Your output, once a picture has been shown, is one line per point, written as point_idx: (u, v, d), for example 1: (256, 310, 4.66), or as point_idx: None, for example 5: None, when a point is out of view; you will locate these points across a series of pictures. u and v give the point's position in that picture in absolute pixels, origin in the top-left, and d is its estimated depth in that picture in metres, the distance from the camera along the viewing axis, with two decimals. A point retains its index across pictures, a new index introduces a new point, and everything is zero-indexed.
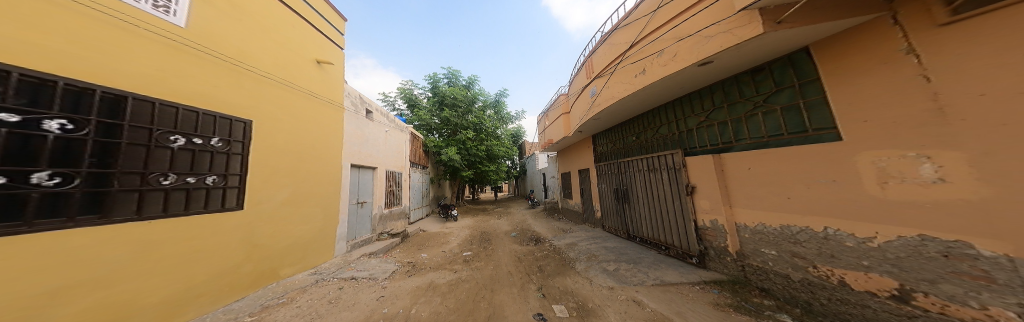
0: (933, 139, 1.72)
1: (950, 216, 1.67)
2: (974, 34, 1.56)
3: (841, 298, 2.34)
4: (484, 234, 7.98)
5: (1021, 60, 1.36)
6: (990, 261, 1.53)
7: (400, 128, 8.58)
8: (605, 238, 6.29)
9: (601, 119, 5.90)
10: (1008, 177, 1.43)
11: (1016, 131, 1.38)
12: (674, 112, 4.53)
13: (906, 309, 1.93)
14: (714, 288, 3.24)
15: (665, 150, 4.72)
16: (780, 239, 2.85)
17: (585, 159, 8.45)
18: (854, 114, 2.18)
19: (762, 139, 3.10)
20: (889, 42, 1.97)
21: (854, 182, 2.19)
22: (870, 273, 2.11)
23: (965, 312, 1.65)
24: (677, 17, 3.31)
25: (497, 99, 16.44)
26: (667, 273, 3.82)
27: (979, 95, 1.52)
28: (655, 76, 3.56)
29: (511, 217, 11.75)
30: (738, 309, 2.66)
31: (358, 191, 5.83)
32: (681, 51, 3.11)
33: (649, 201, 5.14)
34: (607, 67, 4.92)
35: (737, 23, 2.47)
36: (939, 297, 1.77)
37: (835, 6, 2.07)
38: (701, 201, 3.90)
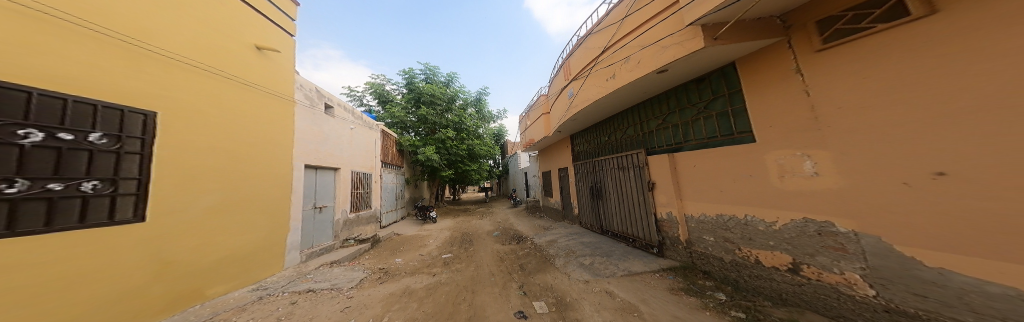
0: (814, 141, 2.15)
1: (824, 202, 2.10)
2: (837, 59, 1.98)
3: (757, 273, 2.80)
4: (465, 235, 7.79)
5: (867, 80, 1.78)
6: (846, 235, 1.97)
7: (369, 126, 7.91)
8: (581, 234, 6.59)
9: (579, 120, 6.15)
10: (858, 171, 1.85)
11: (866, 136, 1.79)
12: (638, 115, 4.94)
13: (797, 279, 2.40)
14: (670, 274, 3.63)
15: (631, 150, 5.12)
16: (716, 227, 3.30)
17: (563, 158, 8.72)
18: (763, 120, 2.62)
19: (702, 140, 3.53)
20: (784, 62, 2.42)
21: (764, 176, 2.62)
22: (775, 252, 2.57)
23: (832, 277, 2.11)
24: (640, 26, 3.60)
25: (480, 97, 15.96)
26: (634, 263, 4.15)
27: (840, 107, 1.95)
28: (622, 80, 3.85)
29: (492, 217, 11.64)
30: (687, 292, 3.05)
31: (316, 195, 5.27)
32: (643, 59, 3.40)
33: (619, 197, 5.52)
34: (583, 70, 5.17)
35: (687, 36, 2.75)
36: (816, 267, 2.22)
37: (751, 29, 2.48)
38: (659, 196, 4.31)
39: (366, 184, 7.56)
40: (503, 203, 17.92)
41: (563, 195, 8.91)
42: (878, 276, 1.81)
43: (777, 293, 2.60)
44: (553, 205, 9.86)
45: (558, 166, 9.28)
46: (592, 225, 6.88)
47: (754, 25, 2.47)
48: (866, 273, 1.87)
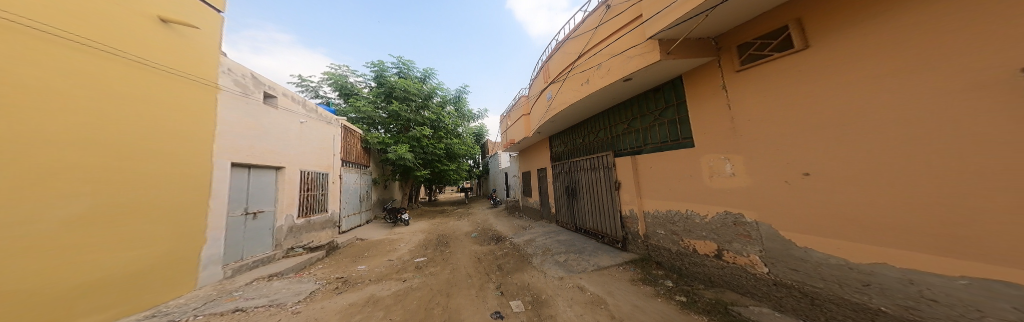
0: (742, 147, 2.58)
1: (745, 198, 2.55)
2: (753, 80, 2.46)
3: (693, 261, 3.25)
4: (438, 237, 7.47)
5: (781, 100, 2.22)
6: (751, 225, 2.52)
7: (321, 119, 7.00)
8: (556, 232, 6.81)
9: (557, 122, 6.33)
10: (772, 173, 2.29)
11: (782, 144, 2.21)
12: (608, 119, 5.29)
13: (720, 263, 2.88)
14: (631, 266, 3.99)
15: (601, 152, 5.45)
16: (665, 222, 3.73)
17: (542, 159, 8.91)
18: (702, 128, 3.05)
19: (656, 144, 3.94)
20: (713, 78, 2.92)
21: (701, 176, 3.07)
22: (705, 241, 3.05)
23: (741, 259, 2.64)
24: (609, 36, 3.85)
25: (459, 95, 15.36)
26: (602, 258, 4.43)
27: (761, 121, 2.38)
28: (595, 85, 4.10)
29: (469, 218, 11.40)
30: (644, 282, 3.41)
31: (249, 198, 4.56)
32: (612, 67, 3.66)
33: (591, 196, 5.80)
34: (561, 73, 5.36)
35: (647, 49, 3.05)
36: (733, 252, 2.72)
37: (694, 48, 2.88)
38: (624, 195, 4.67)
39: (320, 186, 6.87)
40: (481, 203, 17.67)
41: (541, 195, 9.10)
42: (771, 255, 2.36)
43: (707, 277, 3.08)
44: (531, 204, 10.02)
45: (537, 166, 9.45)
46: (566, 223, 7.14)
47: (696, 44, 2.87)
48: (762, 253, 2.43)
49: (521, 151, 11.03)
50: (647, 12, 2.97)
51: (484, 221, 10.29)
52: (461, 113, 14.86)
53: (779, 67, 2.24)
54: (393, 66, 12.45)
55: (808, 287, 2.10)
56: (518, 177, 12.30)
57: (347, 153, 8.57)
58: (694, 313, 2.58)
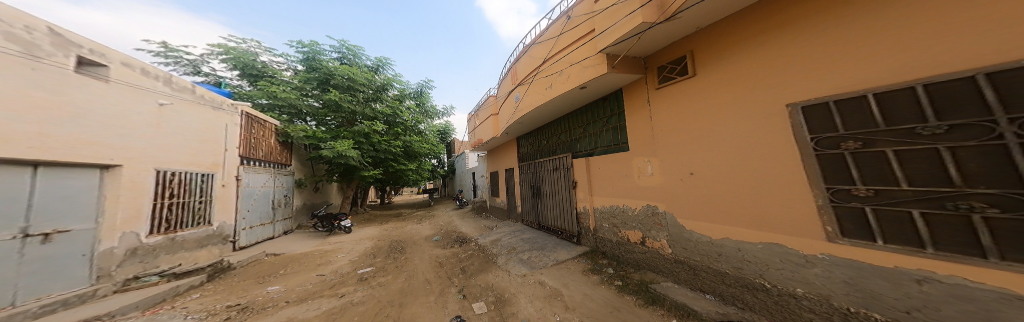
0: (668, 152, 3.13)
1: (671, 193, 3.09)
2: (667, 96, 3.13)
3: (627, 248, 3.85)
4: (392, 244, 6.78)
5: (687, 113, 2.86)
6: (662, 215, 3.23)
7: (207, 104, 5.19)
8: (521, 230, 6.94)
9: (524, 124, 6.47)
10: (688, 172, 2.86)
11: (696, 150, 2.78)
12: (565, 123, 5.66)
13: (642, 248, 3.52)
14: (584, 258, 4.38)
15: (561, 153, 5.76)
16: (608, 216, 4.28)
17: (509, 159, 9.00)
18: (641, 134, 3.55)
19: (603, 148, 4.41)
20: (640, 92, 3.56)
21: (641, 176, 3.57)
22: (633, 230, 3.71)
23: (655, 243, 3.33)
24: (567, 46, 4.13)
25: (422, 89, 14.29)
26: (559, 252, 4.68)
27: (681, 131, 2.95)
28: (555, 90, 4.36)
29: (433, 220, 10.77)
30: (593, 271, 3.80)
31: (42, 209, 3.12)
32: (571, 74, 3.94)
33: (550, 196, 6.09)
34: (527, 76, 5.52)
35: (597, 61, 3.40)
36: (651, 238, 3.40)
37: (630, 65, 3.42)
38: (578, 193, 5.04)
39: (196, 190, 5.01)
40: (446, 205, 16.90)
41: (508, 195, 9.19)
42: (673, 239, 3.07)
43: (634, 261, 3.71)
44: (498, 204, 10.03)
45: (504, 166, 9.49)
46: (530, 221, 7.25)
47: (631, 62, 3.42)
48: (668, 238, 3.14)
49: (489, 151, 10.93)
50: (600, 27, 3.26)
51: (449, 223, 9.86)
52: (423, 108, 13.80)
53: (686, 89, 2.88)
54: (333, 49, 10.76)
55: (693, 261, 2.84)
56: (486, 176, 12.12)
57: (247, 148, 6.45)
58: (627, 294, 3.06)
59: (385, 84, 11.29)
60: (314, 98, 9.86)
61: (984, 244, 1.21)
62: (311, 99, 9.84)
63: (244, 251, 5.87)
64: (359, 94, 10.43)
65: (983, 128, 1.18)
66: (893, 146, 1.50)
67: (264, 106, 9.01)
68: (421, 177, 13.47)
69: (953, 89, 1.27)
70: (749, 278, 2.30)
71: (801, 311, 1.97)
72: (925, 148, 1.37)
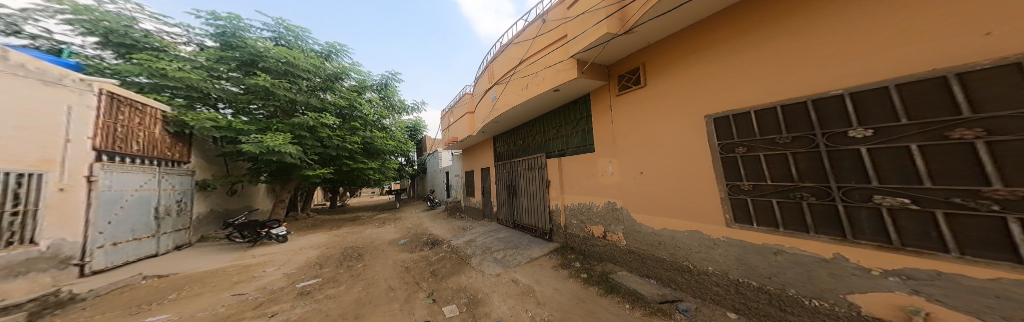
0: (631, 153, 3.40)
1: (634, 191, 3.36)
2: (627, 103, 3.47)
3: (590, 241, 4.17)
4: (352, 250, 6.18)
5: (646, 119, 3.19)
6: (619, 210, 3.62)
7: (29, 76, 3.53)
8: (495, 229, 6.87)
9: (500, 123, 6.40)
10: (648, 172, 3.15)
11: (654, 152, 3.07)
12: (539, 124, 5.76)
13: (603, 240, 3.89)
14: (556, 254, 4.52)
15: (536, 153, 5.83)
16: (575, 212, 4.53)
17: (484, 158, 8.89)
18: (608, 136, 3.79)
19: (573, 149, 4.61)
20: (603, 98, 3.88)
21: (608, 175, 3.81)
22: (595, 225, 4.07)
23: (614, 236, 3.71)
24: (541, 49, 4.18)
25: (386, 82, 13.21)
26: (533, 250, 4.74)
27: (643, 134, 3.23)
28: (531, 92, 4.39)
29: (399, 223, 10.12)
30: (563, 266, 3.96)
31: None
32: (545, 77, 4.01)
33: (525, 195, 6.15)
34: (504, 76, 5.46)
35: (569, 66, 3.54)
36: (611, 231, 3.77)
37: (597, 72, 3.66)
38: (552, 193, 5.16)
39: (7, 197, 3.31)
40: (415, 206, 16.08)
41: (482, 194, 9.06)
42: (629, 231, 3.45)
43: (595, 252, 4.04)
44: (472, 204, 9.85)
45: (479, 166, 9.35)
46: (505, 220, 7.22)
47: (597, 69, 3.66)
48: (624, 230, 3.53)
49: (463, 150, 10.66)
50: (572, 32, 3.36)
51: (417, 225, 9.36)
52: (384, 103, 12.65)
53: (643, 97, 3.23)
54: (264, 27, 8.72)
55: (642, 250, 3.25)
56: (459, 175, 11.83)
57: (110, 139, 4.56)
58: (592, 284, 3.28)
59: (337, 74, 9.93)
60: (230, 81, 7.77)
61: (811, 219, 1.87)
62: (225, 81, 7.73)
63: (95, 277, 4.10)
64: (301, 82, 8.78)
65: (810, 139, 1.85)
66: (764, 152, 2.14)
67: (143, 84, 6.43)
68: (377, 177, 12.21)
69: (822, 109, 1.79)
70: (680, 262, 2.80)
71: (711, 285, 2.52)
72: (783, 151, 2.01)
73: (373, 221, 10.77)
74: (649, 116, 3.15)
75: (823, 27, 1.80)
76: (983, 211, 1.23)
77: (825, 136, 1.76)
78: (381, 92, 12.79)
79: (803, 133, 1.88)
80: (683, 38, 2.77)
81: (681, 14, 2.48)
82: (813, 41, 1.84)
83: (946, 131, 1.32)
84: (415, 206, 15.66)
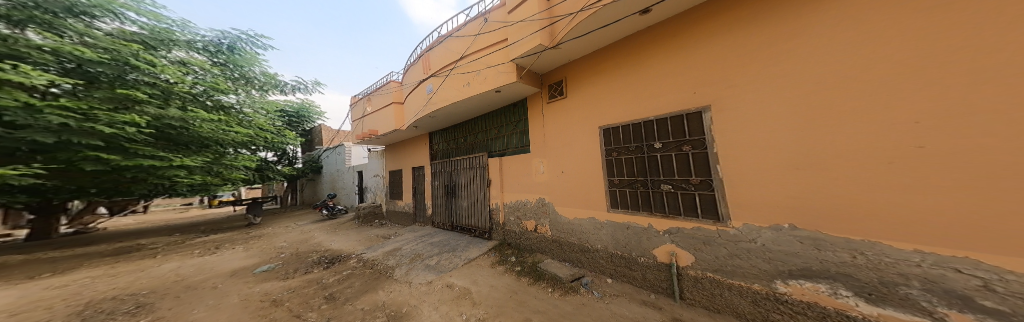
0: (558, 155, 3.83)
1: (560, 188, 3.80)
2: (556, 110, 3.86)
3: (518, 231, 4.61)
4: (189, 281, 4.26)
5: (570, 125, 3.65)
6: (542, 204, 4.14)
7: None
8: (431, 234, 6.36)
9: (436, 119, 5.97)
10: (572, 171, 3.62)
11: (576, 154, 3.55)
12: (479, 124, 5.73)
13: (529, 229, 4.38)
14: (494, 251, 4.60)
15: (478, 153, 5.75)
16: (513, 209, 4.74)
17: (416, 156, 8.12)
18: (540, 139, 4.14)
19: (511, 149, 4.83)
20: (538, 103, 4.20)
21: (540, 174, 4.16)
22: (523, 217, 4.51)
23: (540, 227, 4.17)
24: (482, 48, 4.15)
25: (221, 42, 9.42)
26: (472, 250, 4.67)
27: (568, 139, 3.68)
28: (472, 89, 4.30)
29: (284, 238, 7.79)
30: (501, 262, 4.08)
31: None
32: (487, 76, 4.01)
33: (466, 195, 5.97)
34: (442, 69, 5.14)
35: (509, 69, 3.66)
36: (536, 222, 4.24)
37: (533, 79, 3.93)
38: (493, 191, 5.21)
39: None
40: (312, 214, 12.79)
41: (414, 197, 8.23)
42: (552, 221, 3.94)
43: (522, 241, 4.51)
44: (401, 209, 8.79)
45: (409, 165, 8.43)
46: (442, 222, 6.80)
47: (533, 76, 3.93)
48: (547, 221, 4.03)
49: (391, 146, 9.39)
50: (512, 37, 3.49)
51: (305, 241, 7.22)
52: (219, 71, 8.84)
53: (568, 106, 3.68)
54: None
55: (558, 237, 3.85)
56: (382, 175, 10.28)
57: None
58: (523, 275, 3.56)
59: (86, 5, 6.02)
60: None
61: (658, 203, 2.71)
62: None
63: None
64: None
65: (637, 147, 2.86)
66: (622, 155, 3.03)
67: None
68: (203, 180, 7.74)
69: (652, 126, 2.74)
70: (580, 242, 3.53)
71: (596, 256, 3.34)
72: (625, 156, 2.98)
73: (203, 244, 7.12)
74: (574, 122, 3.60)
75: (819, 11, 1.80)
76: (691, 189, 2.45)
77: (644, 146, 2.79)
78: (213, 55, 9.05)
79: (639, 144, 2.84)
80: (604, 57, 3.26)
81: (599, 36, 2.96)
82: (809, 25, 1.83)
83: (681, 146, 2.51)
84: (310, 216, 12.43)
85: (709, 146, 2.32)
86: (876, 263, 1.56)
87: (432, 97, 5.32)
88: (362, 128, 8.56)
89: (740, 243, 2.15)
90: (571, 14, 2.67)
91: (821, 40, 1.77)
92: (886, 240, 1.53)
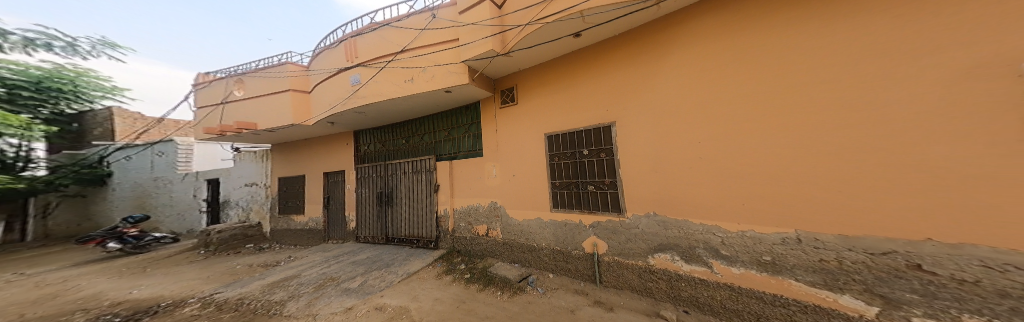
0: (509, 159, 3.96)
1: (511, 191, 3.92)
2: (508, 116, 3.99)
3: (465, 236, 4.56)
4: None
5: (519, 130, 3.84)
6: (495, 208, 4.16)
7: None
8: (357, 250, 5.50)
9: (365, 114, 5.20)
10: (522, 174, 3.78)
11: (525, 158, 3.76)
12: (426, 125, 5.39)
13: (476, 233, 4.41)
14: (439, 261, 4.34)
15: (422, 156, 5.39)
16: (465, 215, 4.60)
17: (335, 158, 6.88)
18: (492, 143, 4.21)
19: (463, 152, 4.73)
20: (490, 107, 4.27)
21: (489, 177, 4.24)
22: (472, 222, 4.49)
23: (489, 230, 4.23)
24: (430, 45, 3.94)
25: None
26: (412, 263, 4.27)
27: (518, 144, 3.85)
28: (417, 87, 4.00)
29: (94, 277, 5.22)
30: (448, 272, 3.89)
31: None
32: (435, 75, 3.83)
33: (408, 202, 5.46)
34: (376, 60, 4.54)
35: (459, 70, 3.58)
36: (486, 225, 4.28)
37: (485, 84, 3.97)
38: (441, 196, 4.94)
39: None
40: (96, 249, 8.13)
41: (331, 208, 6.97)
42: (507, 226, 3.98)
43: (469, 244, 4.51)
44: (309, 226, 7.19)
45: (324, 169, 7.02)
46: (373, 236, 6.01)
47: (486, 81, 3.98)
48: (497, 223, 4.11)
49: (294, 145, 7.58)
50: (464, 38, 3.45)
51: (106, 283, 4.67)
52: None
53: (518, 112, 3.88)
54: None
55: (507, 239, 3.96)
56: (272, 184, 8.07)
57: None
58: (472, 283, 3.46)
59: None
60: None
61: (592, 201, 3.09)
62: None
63: None
64: None
65: (567, 154, 3.30)
66: (558, 160, 3.40)
67: None
68: None
69: (580, 136, 3.20)
70: (526, 242, 3.73)
71: (540, 257, 3.58)
72: (555, 162, 3.42)
73: None
74: (523, 128, 3.79)
75: (701, 29, 2.34)
76: (605, 189, 2.97)
77: (573, 153, 3.24)
78: None
79: (569, 151, 3.28)
80: (547, 67, 3.57)
81: (543, 50, 3.23)
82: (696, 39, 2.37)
83: (597, 154, 3.05)
84: (97, 252, 7.96)
85: (613, 155, 2.91)
86: (682, 232, 2.45)
87: (357, 90, 4.70)
88: (232, 118, 6.44)
89: (630, 229, 2.80)
90: (519, 26, 2.85)
91: (705, 52, 2.32)
92: (690, 218, 2.39)
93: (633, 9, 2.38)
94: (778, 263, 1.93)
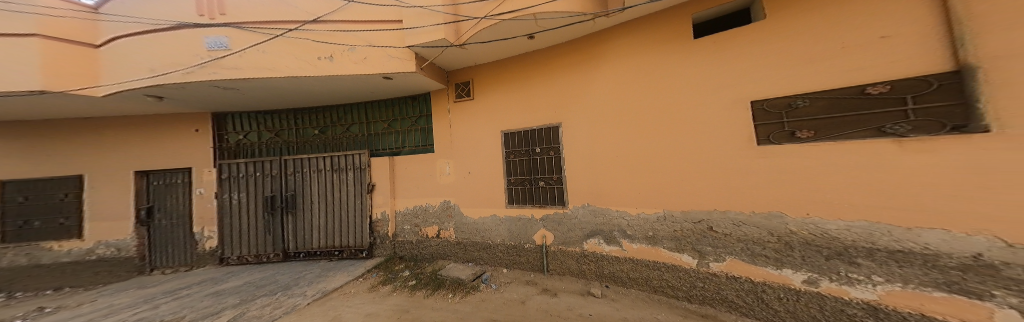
0: (463, 155, 3.81)
1: (465, 189, 3.80)
2: (464, 111, 3.83)
3: (409, 240, 4.19)
4: None
5: (474, 126, 3.74)
6: (446, 207, 3.95)
7: None
8: (234, 274, 4.11)
9: (240, 90, 3.65)
10: (479, 171, 3.70)
11: (479, 155, 3.70)
12: (360, 113, 4.61)
13: (422, 235, 4.11)
14: (374, 272, 3.80)
15: (351, 150, 4.57)
16: (411, 216, 4.20)
17: (184, 150, 4.75)
18: (444, 138, 3.97)
19: (412, 147, 4.27)
20: (443, 100, 4.01)
21: (439, 174, 4.00)
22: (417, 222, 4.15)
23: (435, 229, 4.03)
24: (363, 20, 3.25)
25: None
26: (333, 278, 3.55)
27: (473, 140, 3.74)
28: (342, 68, 3.20)
29: None
30: (384, 283, 3.43)
31: None
32: (371, 55, 3.21)
33: (325, 205, 4.54)
34: (258, 23, 3.24)
35: (405, 56, 3.19)
36: (435, 225, 4.03)
37: (437, 75, 3.70)
38: (377, 197, 4.34)
39: None
40: None
41: (159, 224, 4.76)
42: (458, 224, 3.85)
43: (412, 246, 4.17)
44: (109, 254, 4.59)
45: (156, 168, 4.70)
46: (262, 252, 4.65)
47: (437, 71, 3.71)
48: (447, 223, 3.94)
49: (75, 129, 4.61)
50: (410, 21, 3.08)
51: None
52: None
53: (472, 107, 3.77)
54: None
55: (460, 238, 3.83)
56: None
57: None
58: (420, 290, 3.16)
59: None
60: None
61: (546, 196, 3.26)
62: None
63: None
64: None
65: (519, 152, 3.43)
66: (513, 157, 3.47)
67: None
68: None
69: (533, 133, 3.34)
70: (479, 240, 3.70)
71: (490, 253, 3.64)
72: (509, 159, 3.49)
73: None
74: (477, 124, 3.72)
75: (629, 36, 2.70)
76: (556, 184, 3.19)
77: (524, 151, 3.39)
78: None
79: (523, 148, 3.40)
80: (502, 64, 3.60)
81: (498, 48, 3.24)
82: (625, 45, 2.74)
83: (547, 151, 3.26)
84: None
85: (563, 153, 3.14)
86: (597, 216, 2.92)
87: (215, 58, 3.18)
88: None
89: (572, 219, 3.10)
90: (475, 18, 2.74)
91: (631, 57, 2.69)
92: (610, 205, 2.83)
93: (578, 19, 2.59)
94: (654, 235, 2.57)
